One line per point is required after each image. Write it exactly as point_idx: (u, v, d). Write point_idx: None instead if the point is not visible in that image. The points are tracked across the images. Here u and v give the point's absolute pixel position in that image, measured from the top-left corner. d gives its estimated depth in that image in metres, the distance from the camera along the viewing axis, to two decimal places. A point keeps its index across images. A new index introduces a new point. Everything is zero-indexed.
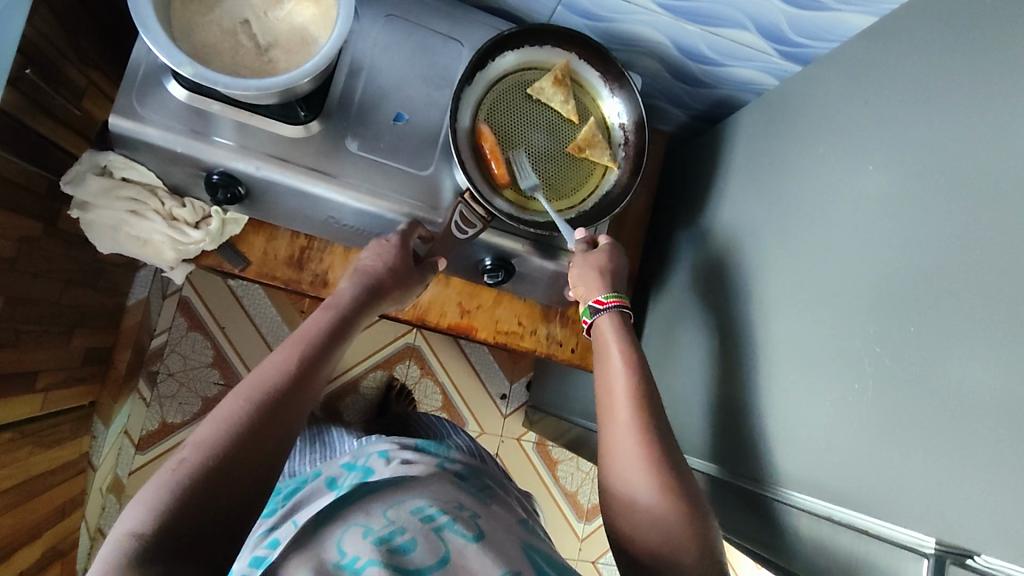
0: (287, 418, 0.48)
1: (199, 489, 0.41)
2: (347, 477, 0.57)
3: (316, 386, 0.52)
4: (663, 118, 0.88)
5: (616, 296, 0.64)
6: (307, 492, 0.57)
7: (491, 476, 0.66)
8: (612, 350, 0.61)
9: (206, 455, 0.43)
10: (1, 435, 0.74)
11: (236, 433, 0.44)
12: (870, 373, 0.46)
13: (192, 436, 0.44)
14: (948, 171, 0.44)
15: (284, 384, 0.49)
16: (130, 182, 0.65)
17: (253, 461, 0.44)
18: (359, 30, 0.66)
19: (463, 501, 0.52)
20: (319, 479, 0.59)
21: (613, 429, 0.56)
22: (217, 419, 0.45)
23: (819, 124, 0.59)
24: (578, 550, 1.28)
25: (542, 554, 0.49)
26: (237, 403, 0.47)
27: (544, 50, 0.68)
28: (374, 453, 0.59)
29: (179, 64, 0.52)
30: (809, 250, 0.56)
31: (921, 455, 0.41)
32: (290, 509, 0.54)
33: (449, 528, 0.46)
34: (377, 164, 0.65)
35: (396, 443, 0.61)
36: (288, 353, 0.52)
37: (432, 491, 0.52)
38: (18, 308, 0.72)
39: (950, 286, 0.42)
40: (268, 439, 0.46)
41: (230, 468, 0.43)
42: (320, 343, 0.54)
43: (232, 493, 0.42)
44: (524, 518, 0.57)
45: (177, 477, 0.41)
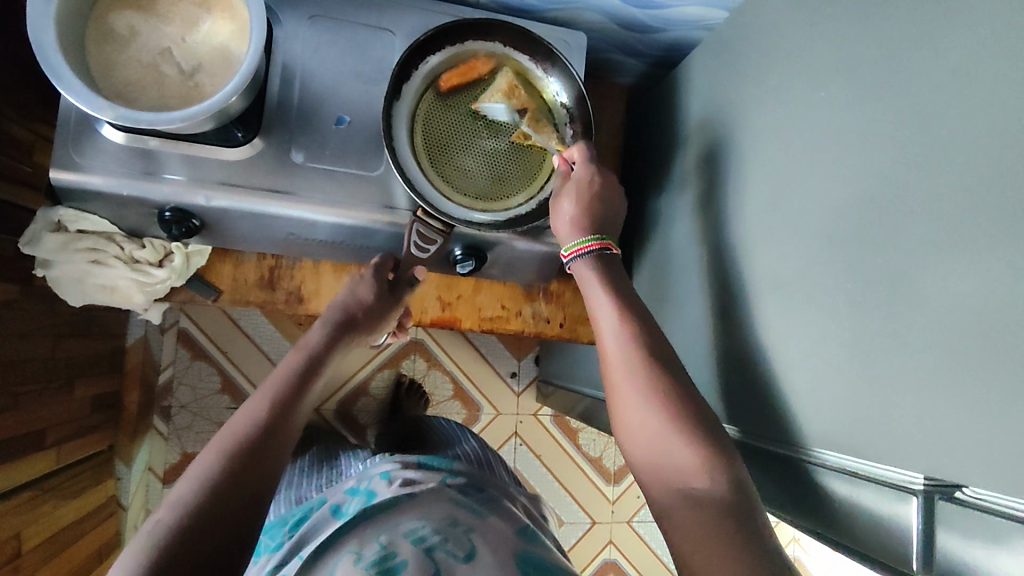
0: (262, 465, 0.49)
1: (179, 543, 0.41)
2: (351, 503, 0.58)
3: (291, 432, 0.53)
4: (621, 70, 0.85)
5: (578, 244, 0.60)
6: (311, 524, 0.57)
7: (497, 482, 0.67)
8: (592, 285, 0.58)
9: (183, 512, 0.43)
10: (19, 495, 0.76)
11: (211, 485, 0.45)
12: (841, 312, 0.44)
13: (170, 496, 0.45)
14: (898, 87, 0.42)
15: (257, 433, 0.51)
16: (85, 233, 0.65)
17: (232, 511, 0.45)
18: (285, 37, 0.64)
19: (458, 516, 0.53)
20: (323, 508, 0.60)
21: (608, 364, 0.54)
22: (192, 476, 0.46)
23: (768, 53, 0.56)
24: (610, 512, 1.29)
25: (527, 556, 0.50)
26: (211, 458, 0.48)
27: (465, 46, 0.65)
28: (377, 476, 0.60)
29: (99, 109, 0.51)
30: (768, 189, 0.53)
31: (895, 390, 0.39)
32: (298, 542, 0.54)
33: (440, 548, 0.47)
34: (327, 172, 0.64)
35: (399, 462, 0.63)
36: (258, 403, 0.54)
37: (427, 511, 0.53)
38: (10, 371, 0.73)
39: (910, 209, 0.39)
40: (244, 491, 0.46)
41: (208, 521, 0.43)
42: (291, 389, 0.56)
43: (213, 544, 0.42)
44: (527, 526, 0.57)
45: (155, 537, 0.41)
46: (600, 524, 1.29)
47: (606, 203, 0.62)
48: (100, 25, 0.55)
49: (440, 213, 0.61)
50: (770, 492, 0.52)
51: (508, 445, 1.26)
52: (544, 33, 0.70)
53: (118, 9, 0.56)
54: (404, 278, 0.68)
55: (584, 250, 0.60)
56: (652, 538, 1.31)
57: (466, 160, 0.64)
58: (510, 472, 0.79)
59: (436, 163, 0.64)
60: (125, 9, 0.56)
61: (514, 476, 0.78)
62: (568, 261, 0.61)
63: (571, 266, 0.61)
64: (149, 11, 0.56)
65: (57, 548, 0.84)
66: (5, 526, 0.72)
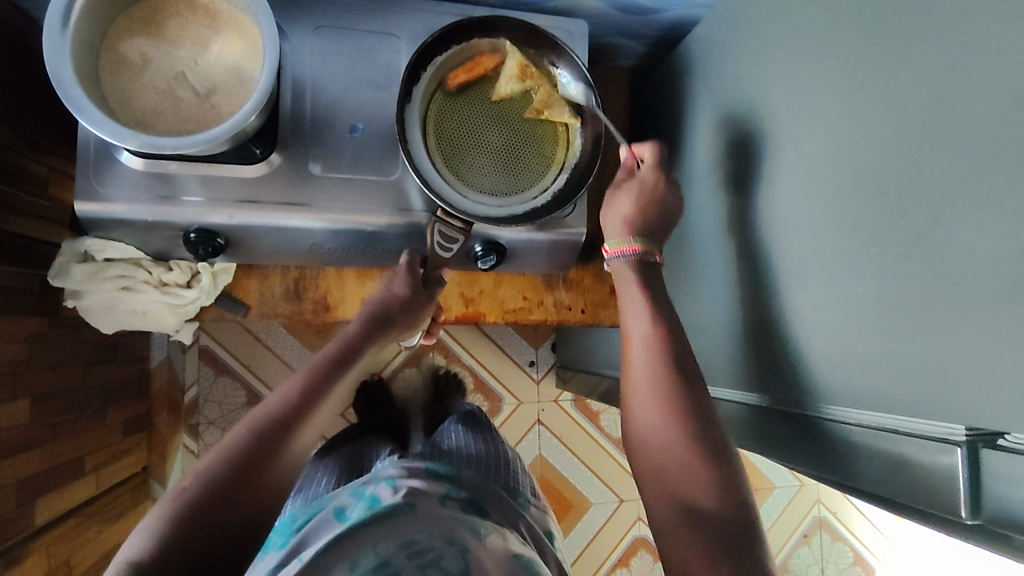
0: (285, 443, 0.51)
1: (197, 512, 0.44)
2: (355, 507, 0.54)
3: (320, 413, 0.55)
4: (620, 54, 0.86)
5: (621, 241, 0.63)
6: (315, 526, 0.53)
7: (500, 496, 0.63)
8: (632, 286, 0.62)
9: (204, 485, 0.46)
10: (66, 522, 0.78)
11: (235, 461, 0.48)
12: (869, 274, 0.45)
13: (198, 465, 0.48)
14: (909, 51, 0.42)
15: (286, 412, 0.53)
16: (113, 261, 0.66)
17: (250, 483, 0.47)
18: (292, 50, 0.65)
19: (457, 535, 0.51)
20: (327, 509, 0.57)
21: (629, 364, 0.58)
22: (220, 449, 0.49)
23: (773, 26, 0.57)
24: (637, 490, 1.31)
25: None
26: (240, 433, 0.51)
27: (471, 44, 0.65)
28: (382, 481, 0.57)
29: (122, 138, 0.52)
30: (790, 159, 0.54)
31: (929, 348, 0.40)
32: (297, 545, 0.51)
33: (437, 568, 0.46)
34: (346, 181, 0.65)
35: (405, 469, 0.60)
36: (290, 385, 0.56)
37: (426, 526, 0.50)
38: (47, 402, 0.74)
39: (929, 169, 0.40)
40: (265, 465, 0.49)
41: (227, 492, 0.46)
42: (324, 374, 0.58)
43: (230, 514, 0.45)
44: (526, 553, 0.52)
45: (177, 504, 0.45)
46: (628, 502, 1.31)
47: (667, 207, 0.64)
48: (112, 54, 0.56)
49: (457, 211, 0.62)
50: (805, 458, 0.53)
51: (532, 433, 1.28)
52: (546, 24, 0.71)
53: (128, 37, 0.56)
54: (433, 275, 0.68)
55: (621, 250, 0.63)
56: None
57: (479, 157, 0.65)
58: (513, 477, 0.74)
59: (449, 162, 0.64)
60: (135, 36, 0.56)
61: (516, 480, 0.74)
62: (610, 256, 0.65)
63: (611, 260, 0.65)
64: (160, 37, 0.56)
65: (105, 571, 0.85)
66: (56, 553, 0.74)
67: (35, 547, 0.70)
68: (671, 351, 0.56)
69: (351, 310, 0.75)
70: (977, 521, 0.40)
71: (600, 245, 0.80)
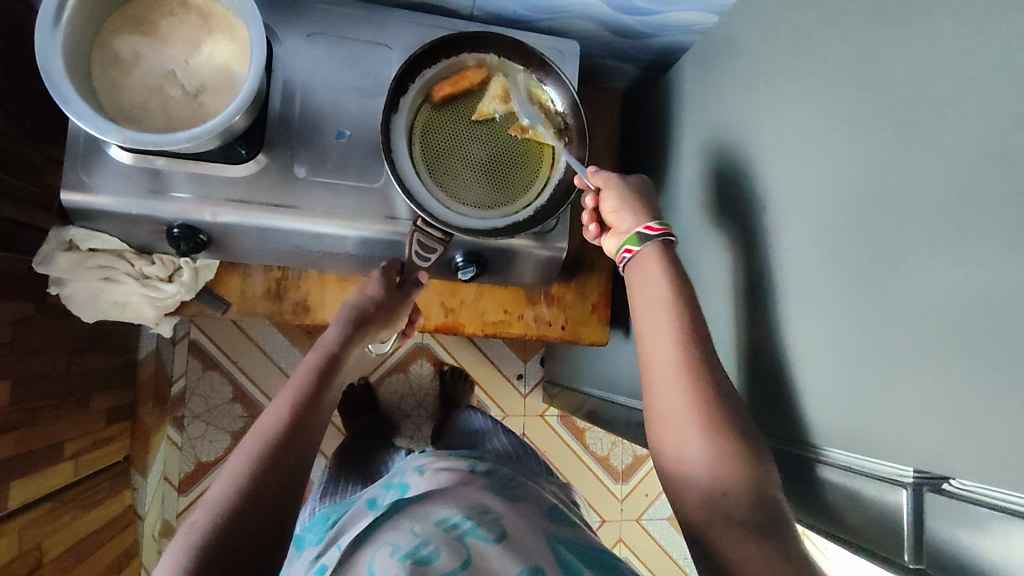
0: (291, 463, 0.50)
1: (216, 546, 0.43)
2: (385, 495, 0.64)
3: (316, 425, 0.55)
4: (614, 75, 0.86)
5: (648, 229, 0.58)
6: (348, 517, 0.63)
7: (527, 472, 0.73)
8: (654, 266, 0.56)
9: (215, 514, 0.45)
10: (40, 507, 0.78)
11: (243, 486, 0.47)
12: (835, 309, 0.45)
13: (204, 498, 0.47)
14: (886, 90, 0.43)
15: (284, 431, 0.52)
16: (97, 251, 0.67)
17: (262, 509, 0.46)
18: (284, 54, 0.66)
19: (488, 504, 0.58)
20: (359, 501, 0.66)
21: (643, 344, 0.54)
22: (225, 477, 0.48)
23: (761, 56, 0.57)
24: (620, 511, 1.30)
25: (565, 544, 0.55)
26: (241, 459, 0.49)
27: (458, 58, 0.66)
28: (410, 471, 0.67)
29: (107, 133, 0.53)
30: (769, 188, 0.54)
31: (891, 389, 0.40)
32: (336, 535, 0.61)
33: (472, 534, 0.52)
34: (330, 186, 0.65)
35: (432, 456, 0.70)
36: (282, 401, 0.55)
37: (455, 500, 0.58)
38: (28, 387, 0.75)
39: (898, 207, 0.40)
40: (274, 489, 0.48)
41: (241, 523, 0.45)
42: (313, 385, 0.57)
43: (249, 544, 0.44)
44: (555, 506, 0.63)
45: (191, 541, 0.43)
46: (609, 522, 1.30)
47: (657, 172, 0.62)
48: (105, 50, 0.57)
49: (439, 223, 0.62)
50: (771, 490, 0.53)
51: None
52: (539, 43, 0.72)
53: (122, 34, 0.57)
54: (409, 278, 0.67)
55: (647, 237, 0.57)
56: (662, 535, 1.32)
57: (464, 169, 0.66)
58: (544, 463, 0.82)
59: (434, 172, 0.65)
60: (129, 33, 0.58)
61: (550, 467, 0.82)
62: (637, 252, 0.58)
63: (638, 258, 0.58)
64: (152, 35, 0.58)
65: (78, 559, 0.86)
66: (27, 537, 0.74)
67: (4, 529, 0.70)
68: (685, 320, 0.53)
69: (331, 313, 0.76)
70: (919, 565, 0.39)
71: (584, 262, 0.80)
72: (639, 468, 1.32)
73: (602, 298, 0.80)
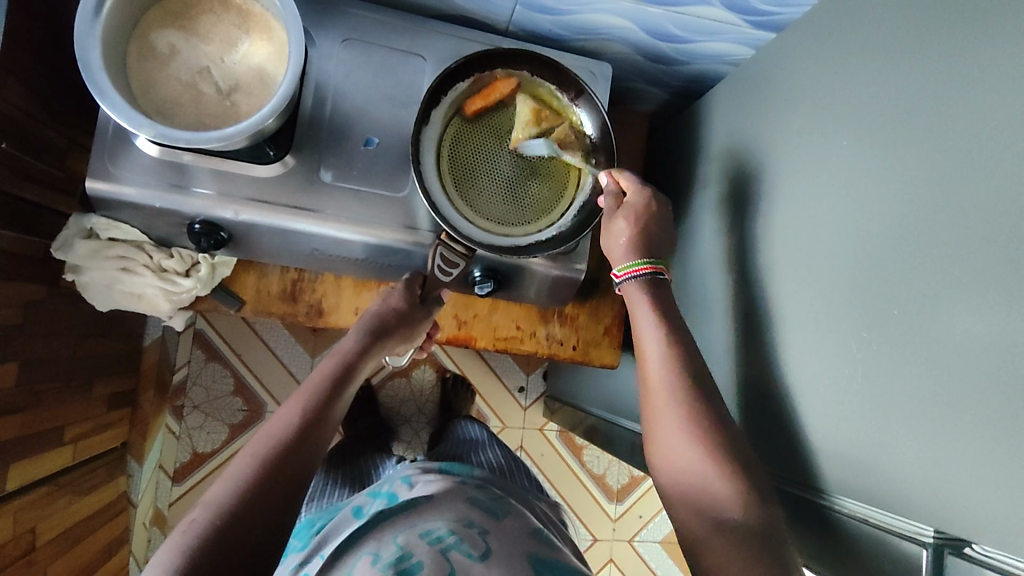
0: (295, 469, 0.50)
1: (212, 546, 0.43)
2: (371, 504, 0.63)
3: (325, 434, 0.54)
4: (642, 98, 0.86)
5: (628, 265, 0.60)
6: (334, 525, 0.62)
7: (517, 491, 0.71)
8: (639, 305, 0.58)
9: (215, 514, 0.45)
10: (37, 491, 0.78)
11: (246, 489, 0.47)
12: (859, 358, 0.45)
13: (205, 496, 0.47)
14: (922, 143, 0.43)
15: (292, 437, 0.52)
16: (116, 241, 0.67)
17: (262, 514, 0.46)
18: (319, 57, 0.66)
19: (473, 518, 0.57)
20: (345, 509, 0.65)
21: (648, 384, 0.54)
22: (227, 477, 0.48)
23: (795, 95, 0.57)
24: (612, 530, 1.30)
25: (547, 565, 0.53)
26: (245, 460, 0.49)
27: (493, 73, 0.66)
28: (398, 480, 0.67)
29: (139, 127, 0.53)
30: (794, 228, 0.54)
31: (909, 442, 0.40)
32: (319, 543, 0.60)
33: (456, 548, 0.51)
34: (354, 192, 0.65)
35: (420, 467, 0.68)
36: (293, 407, 0.55)
37: (443, 512, 0.57)
38: (35, 369, 0.75)
39: (931, 260, 0.40)
40: (275, 494, 0.48)
41: (239, 525, 0.45)
42: (325, 394, 0.57)
43: (245, 548, 0.44)
44: (538, 529, 0.60)
45: (189, 537, 0.43)
46: (601, 542, 1.29)
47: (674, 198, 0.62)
48: (142, 42, 0.57)
49: (463, 237, 0.62)
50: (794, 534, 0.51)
51: None
52: (572, 63, 0.72)
53: (160, 28, 0.57)
54: (430, 294, 0.69)
55: (633, 274, 0.59)
56: (652, 557, 1.31)
57: (490, 185, 0.66)
58: (535, 481, 0.82)
59: (459, 186, 0.65)
60: (166, 27, 0.57)
61: (540, 485, 0.81)
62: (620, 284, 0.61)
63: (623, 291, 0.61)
64: (190, 30, 0.57)
65: (69, 545, 0.85)
66: (22, 521, 0.74)
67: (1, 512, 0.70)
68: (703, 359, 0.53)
69: (344, 318, 0.76)
70: None
71: (600, 284, 0.80)
72: (634, 490, 1.31)
73: (615, 321, 0.80)
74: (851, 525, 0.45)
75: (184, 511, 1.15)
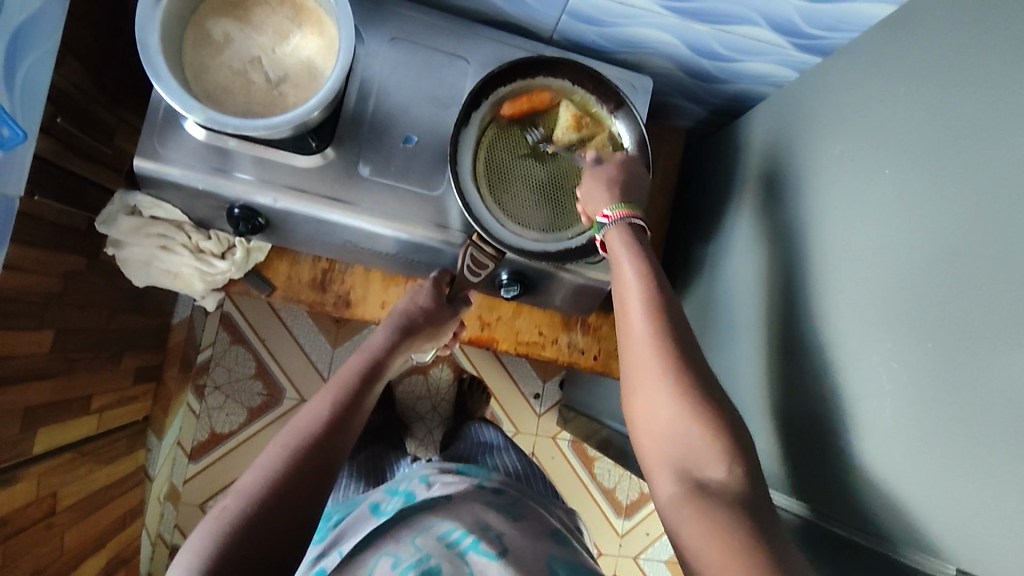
0: (325, 460, 0.51)
1: (243, 532, 0.44)
2: (390, 502, 0.63)
3: (353, 427, 0.56)
4: (680, 114, 0.86)
5: (624, 208, 0.59)
6: (352, 520, 0.62)
7: (533, 495, 0.71)
8: (619, 248, 0.58)
9: (247, 501, 0.46)
10: (62, 456, 0.80)
11: (278, 478, 0.48)
12: (887, 389, 0.45)
13: (237, 484, 0.48)
14: (965, 177, 0.42)
15: (322, 429, 0.53)
16: (158, 220, 0.69)
17: (293, 503, 0.47)
18: (365, 54, 0.67)
19: (492, 521, 0.57)
20: (364, 505, 0.65)
21: (628, 333, 0.54)
22: (260, 467, 0.49)
23: (837, 122, 0.57)
24: (618, 546, 1.29)
25: (563, 564, 0.54)
26: (277, 451, 0.50)
27: (535, 80, 0.67)
28: (417, 479, 0.66)
29: (190, 110, 0.54)
30: (829, 254, 0.54)
31: (939, 477, 0.40)
32: (337, 538, 0.60)
33: (474, 550, 0.52)
34: (389, 187, 0.66)
35: (438, 468, 0.68)
36: (323, 400, 0.56)
37: (461, 512, 0.58)
38: (69, 338, 0.77)
39: (972, 295, 0.40)
40: (305, 484, 0.49)
41: (271, 512, 0.46)
42: (355, 387, 0.58)
43: (277, 536, 0.45)
44: (558, 532, 0.61)
45: (223, 523, 0.44)
46: (606, 556, 1.28)
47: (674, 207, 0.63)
48: (198, 29, 0.59)
49: (493, 240, 0.63)
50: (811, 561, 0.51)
51: None
52: (613, 74, 0.72)
53: (216, 17, 0.59)
54: (458, 294, 0.70)
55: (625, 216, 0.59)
56: None
57: (523, 190, 0.66)
58: (550, 486, 0.82)
59: (493, 189, 0.65)
60: (222, 16, 0.59)
61: (556, 491, 0.81)
62: (608, 224, 0.59)
63: (606, 232, 0.59)
64: (245, 21, 0.59)
65: (88, 512, 0.88)
66: (46, 485, 0.76)
67: (26, 474, 0.72)
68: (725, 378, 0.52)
69: (370, 310, 0.77)
70: None
71: None
72: (643, 506, 1.31)
73: None
74: (873, 549, 0.44)
75: (197, 489, 1.17)
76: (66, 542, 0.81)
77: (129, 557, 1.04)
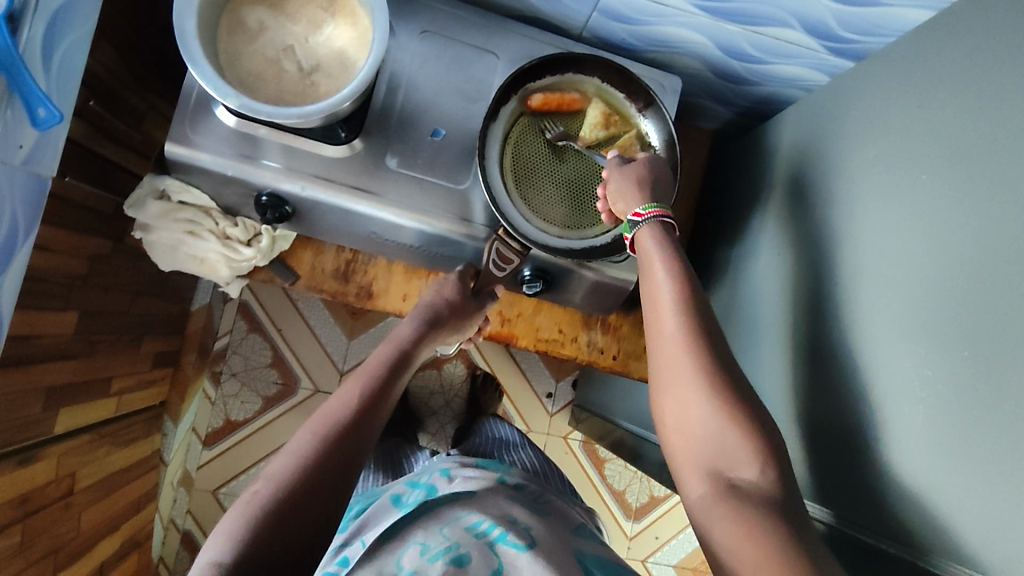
0: (352, 447, 0.51)
1: (274, 516, 0.44)
2: (411, 494, 0.63)
3: (380, 416, 0.56)
4: (706, 116, 0.86)
5: (655, 207, 0.58)
6: (373, 511, 0.62)
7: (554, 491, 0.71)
8: (650, 247, 0.57)
9: (278, 486, 0.46)
10: (81, 437, 0.81)
11: (307, 465, 0.48)
12: (920, 397, 0.44)
13: (267, 469, 0.48)
14: (1005, 183, 0.41)
15: (350, 417, 0.53)
16: (186, 205, 0.69)
17: (321, 488, 0.47)
18: (396, 47, 0.67)
19: (516, 514, 0.57)
20: (385, 496, 0.65)
21: (659, 332, 0.54)
22: (290, 453, 0.49)
23: (870, 126, 0.56)
24: (627, 549, 1.28)
25: (591, 560, 0.55)
26: (306, 437, 0.51)
27: (565, 77, 0.67)
28: (438, 471, 0.66)
29: (225, 96, 0.55)
30: (860, 258, 0.53)
31: (973, 487, 0.39)
32: (359, 528, 0.60)
33: (503, 542, 0.52)
34: (416, 180, 0.66)
35: (459, 462, 0.68)
36: (352, 389, 0.56)
37: (485, 505, 0.58)
38: (92, 320, 0.78)
39: (1010, 303, 0.39)
40: (334, 470, 0.49)
41: (301, 498, 0.46)
42: (382, 376, 0.58)
43: (306, 521, 0.45)
44: (582, 529, 0.61)
45: (254, 507, 0.45)
46: None
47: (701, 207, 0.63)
48: (233, 17, 0.59)
49: (519, 235, 0.63)
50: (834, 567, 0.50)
51: None
52: (641, 74, 0.72)
53: (251, 5, 0.60)
54: (484, 289, 0.70)
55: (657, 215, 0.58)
56: None
57: (550, 187, 0.66)
58: (568, 484, 0.82)
59: (519, 184, 0.65)
60: (257, 5, 0.60)
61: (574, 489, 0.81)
62: (639, 223, 0.59)
63: (637, 232, 0.59)
64: (279, 9, 0.59)
65: (104, 493, 0.88)
66: (65, 465, 0.77)
67: (47, 453, 0.72)
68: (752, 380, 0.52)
69: (391, 302, 0.77)
70: None
71: None
72: (653, 510, 1.30)
73: None
74: (900, 557, 0.44)
75: (210, 476, 1.17)
76: (82, 522, 0.82)
77: (141, 540, 1.05)
